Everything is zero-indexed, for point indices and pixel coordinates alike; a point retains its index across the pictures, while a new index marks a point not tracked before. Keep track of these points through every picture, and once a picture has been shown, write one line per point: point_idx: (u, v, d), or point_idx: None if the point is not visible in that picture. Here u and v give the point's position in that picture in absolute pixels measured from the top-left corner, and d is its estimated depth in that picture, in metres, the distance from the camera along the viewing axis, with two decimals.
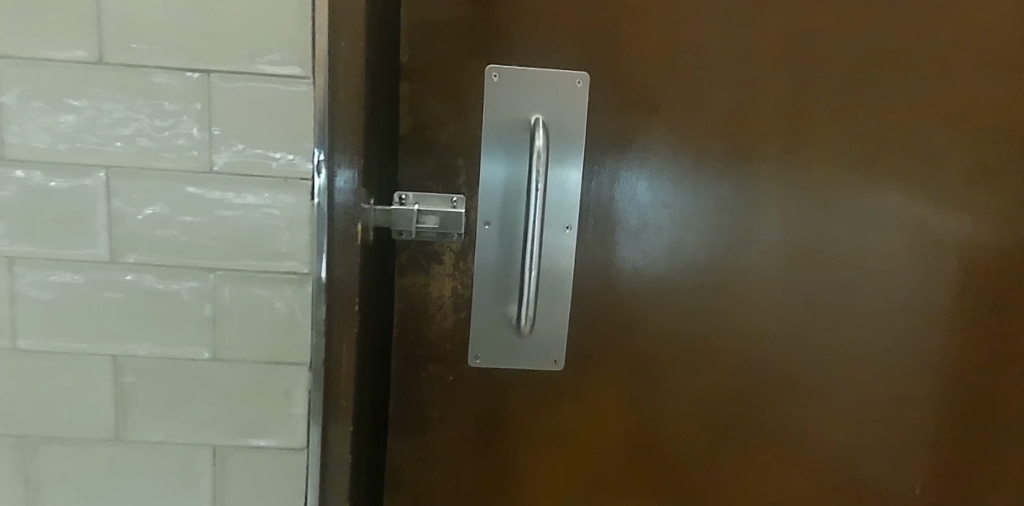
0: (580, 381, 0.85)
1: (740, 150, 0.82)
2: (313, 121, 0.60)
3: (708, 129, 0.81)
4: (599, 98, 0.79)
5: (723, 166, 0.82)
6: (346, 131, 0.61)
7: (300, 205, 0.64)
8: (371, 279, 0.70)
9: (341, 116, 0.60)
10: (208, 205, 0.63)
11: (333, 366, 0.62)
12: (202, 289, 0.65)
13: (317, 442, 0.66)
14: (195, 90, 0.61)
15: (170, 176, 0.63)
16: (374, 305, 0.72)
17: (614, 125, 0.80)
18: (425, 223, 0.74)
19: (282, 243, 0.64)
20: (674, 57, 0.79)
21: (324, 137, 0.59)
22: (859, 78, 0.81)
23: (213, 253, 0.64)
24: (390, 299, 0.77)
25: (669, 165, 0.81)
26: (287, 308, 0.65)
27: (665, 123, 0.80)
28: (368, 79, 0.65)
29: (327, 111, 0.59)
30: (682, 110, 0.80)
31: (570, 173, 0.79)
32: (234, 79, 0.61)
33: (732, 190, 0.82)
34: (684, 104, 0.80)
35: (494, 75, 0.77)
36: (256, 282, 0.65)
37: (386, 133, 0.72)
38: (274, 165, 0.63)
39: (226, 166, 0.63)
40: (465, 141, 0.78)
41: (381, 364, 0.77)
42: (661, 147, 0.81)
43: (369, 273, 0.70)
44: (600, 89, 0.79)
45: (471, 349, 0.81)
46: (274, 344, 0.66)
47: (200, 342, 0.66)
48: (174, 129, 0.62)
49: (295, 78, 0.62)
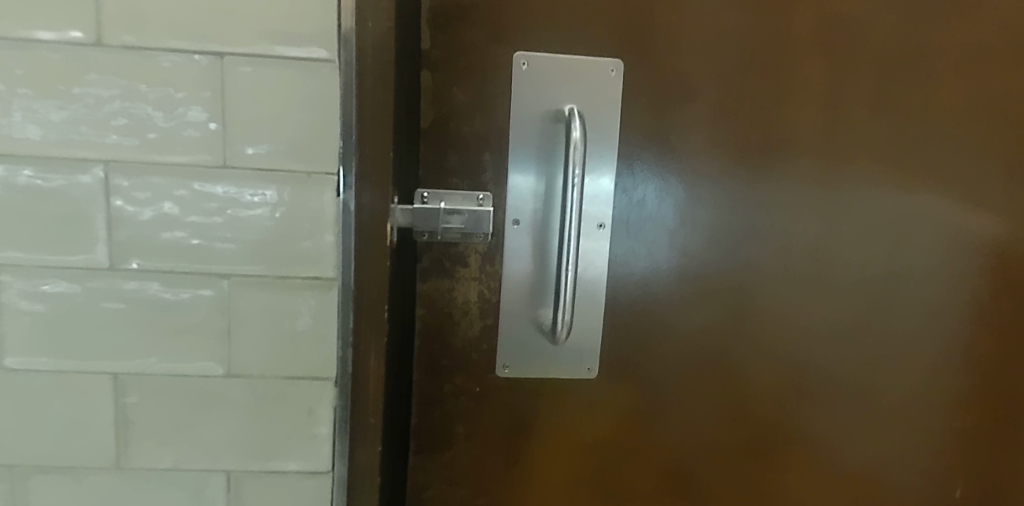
0: (612, 391, 0.80)
1: (777, 144, 0.78)
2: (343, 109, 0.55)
3: (746, 123, 0.77)
4: (633, 87, 0.74)
5: (763, 161, 0.78)
6: (377, 121, 0.55)
7: (323, 201, 0.58)
8: (395, 282, 0.65)
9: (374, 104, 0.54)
10: (221, 203, 0.57)
11: (363, 381, 0.56)
12: (215, 298, 0.58)
13: (344, 464, 0.60)
14: (206, 75, 0.55)
15: (177, 171, 0.56)
16: (399, 311, 0.67)
17: (649, 118, 0.75)
18: (453, 223, 0.71)
19: (305, 245, 0.58)
20: (711, 47, 0.75)
21: (355, 126, 0.54)
22: (898, 69, 0.78)
23: (226, 257, 0.58)
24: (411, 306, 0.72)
25: (705, 161, 0.77)
26: (310, 317, 0.59)
27: (701, 115, 0.76)
28: (397, 63, 0.60)
29: (358, 95, 0.54)
30: (719, 103, 0.76)
31: (604, 169, 0.75)
32: (249, 63, 0.55)
33: (772, 186, 0.78)
34: (721, 96, 0.76)
35: (523, 62, 0.72)
36: (276, 289, 0.58)
37: (411, 124, 0.67)
38: (296, 159, 0.57)
39: (241, 160, 0.57)
40: (492, 134, 0.73)
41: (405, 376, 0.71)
42: (698, 141, 0.76)
43: (393, 276, 0.65)
44: (634, 77, 0.74)
45: (499, 358, 0.76)
46: (296, 358, 0.60)
47: (214, 358, 0.59)
48: (182, 119, 0.56)
49: (319, 62, 0.56)
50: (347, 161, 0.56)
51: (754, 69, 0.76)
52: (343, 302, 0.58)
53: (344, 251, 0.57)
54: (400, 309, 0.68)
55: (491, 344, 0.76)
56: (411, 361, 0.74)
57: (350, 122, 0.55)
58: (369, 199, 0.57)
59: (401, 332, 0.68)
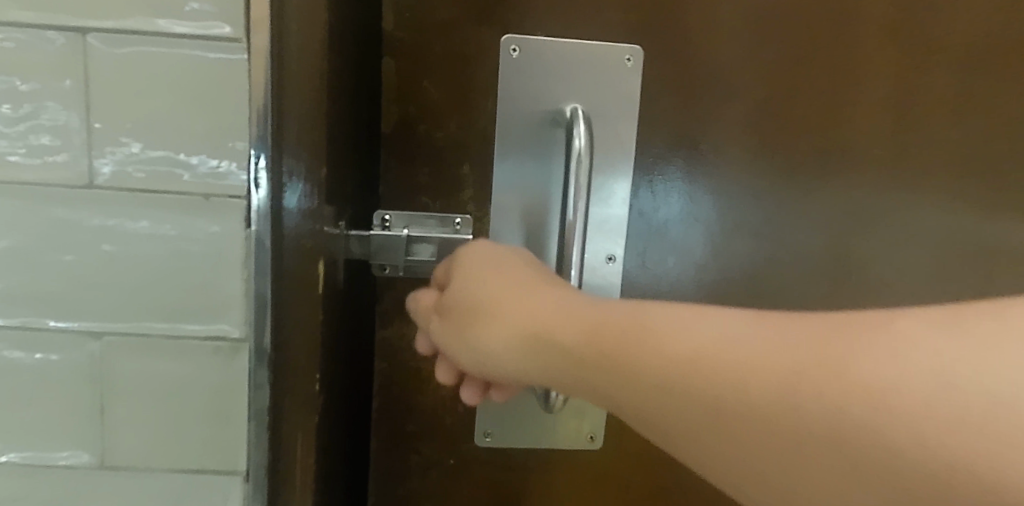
0: (620, 462, 0.63)
1: (842, 156, 0.60)
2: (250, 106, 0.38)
3: (801, 130, 0.59)
4: (654, 82, 0.58)
5: (823, 176, 0.60)
6: (301, 121, 0.40)
7: (230, 234, 0.42)
8: (338, 339, 0.49)
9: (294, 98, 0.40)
10: (88, 237, 0.41)
11: None
12: (80, 365, 0.42)
13: None
14: (63, 60, 0.39)
15: (26, 193, 0.40)
16: (344, 373, 0.51)
17: (672, 124, 0.59)
18: (419, 255, 0.54)
19: (205, 294, 0.42)
20: (755, 31, 0.58)
21: (267, 130, 0.39)
22: (1008, 59, 0.59)
23: (96, 311, 0.42)
24: (366, 359, 0.56)
25: (744, 177, 0.60)
26: (212, 389, 0.44)
27: (742, 117, 0.59)
28: (336, 44, 0.44)
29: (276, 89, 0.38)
30: (764, 104, 0.59)
31: (617, 185, 0.58)
32: (123, 42, 0.39)
33: (832, 210, 0.61)
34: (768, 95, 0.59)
35: (513, 48, 0.55)
36: (167, 351, 0.43)
37: (362, 127, 0.50)
38: (190, 177, 0.41)
39: (114, 178, 0.40)
40: (472, 141, 0.57)
41: (358, 448, 0.56)
42: (736, 151, 0.60)
43: (336, 329, 0.48)
44: (655, 70, 0.58)
45: (479, 423, 0.60)
46: (194, 444, 0.44)
47: (81, 445, 0.43)
48: (33, 121, 0.40)
49: (218, 41, 0.39)
50: (261, 179, 0.40)
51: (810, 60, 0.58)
52: (258, 372, 0.42)
53: (257, 302, 0.41)
54: (348, 369, 0.52)
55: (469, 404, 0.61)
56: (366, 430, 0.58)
57: (258, 125, 0.38)
58: (291, 230, 0.41)
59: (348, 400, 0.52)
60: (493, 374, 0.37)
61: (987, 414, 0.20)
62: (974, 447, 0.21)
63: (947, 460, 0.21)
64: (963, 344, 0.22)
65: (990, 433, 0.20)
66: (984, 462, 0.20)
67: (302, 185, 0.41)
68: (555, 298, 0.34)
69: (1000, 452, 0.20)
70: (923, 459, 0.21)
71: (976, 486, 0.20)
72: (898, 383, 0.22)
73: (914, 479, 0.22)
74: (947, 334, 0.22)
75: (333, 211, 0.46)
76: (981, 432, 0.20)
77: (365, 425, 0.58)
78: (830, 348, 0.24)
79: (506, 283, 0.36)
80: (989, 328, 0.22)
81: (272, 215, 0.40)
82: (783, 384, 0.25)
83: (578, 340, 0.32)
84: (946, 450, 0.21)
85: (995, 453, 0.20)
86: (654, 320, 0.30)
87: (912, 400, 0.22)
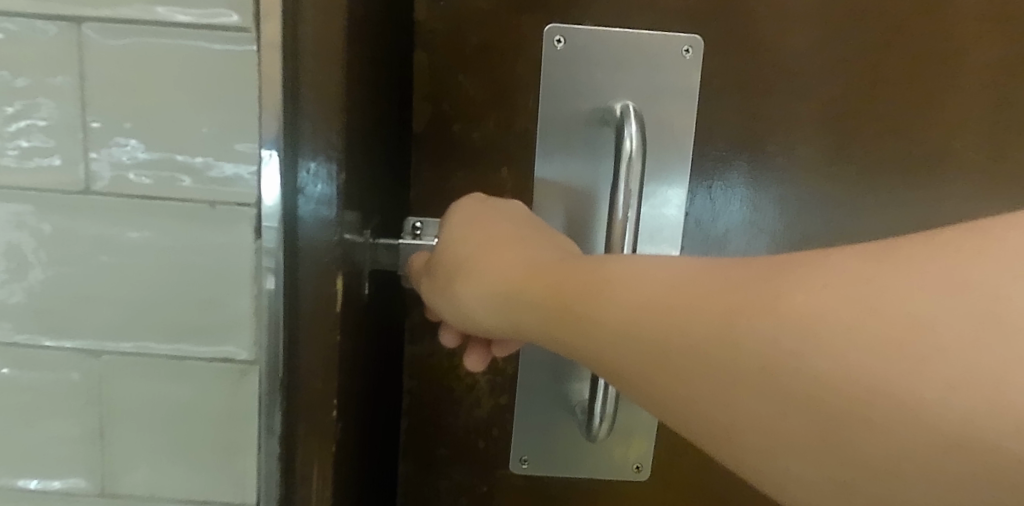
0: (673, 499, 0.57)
1: (950, 162, 0.50)
2: (262, 104, 0.34)
3: (894, 129, 0.50)
4: (721, 76, 0.50)
5: (893, 181, 0.51)
6: (318, 120, 0.35)
7: (236, 246, 0.38)
8: (366, 362, 0.44)
9: (311, 94, 0.35)
10: (86, 247, 0.38)
11: None
12: (81, 385, 0.39)
13: None
14: (57, 53, 0.35)
15: (22, 198, 0.37)
16: (370, 397, 0.46)
17: (742, 121, 0.50)
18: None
19: (210, 311, 0.38)
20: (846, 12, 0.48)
21: (279, 132, 0.34)
22: None
23: (97, 327, 0.39)
24: (393, 378, 0.52)
25: (824, 184, 0.51)
26: (218, 415, 0.40)
27: (825, 118, 0.50)
28: (364, 31, 0.38)
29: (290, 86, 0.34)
30: (852, 99, 0.50)
31: (673, 191, 0.51)
32: (120, 32, 0.35)
33: (899, 222, 0.51)
34: (853, 88, 0.49)
35: (557, 39, 0.49)
36: (169, 374, 0.39)
37: (391, 126, 0.46)
38: (192, 182, 0.37)
39: (112, 183, 0.37)
40: (511, 142, 0.51)
41: (383, 476, 0.52)
42: (814, 156, 0.51)
43: (364, 350, 0.43)
44: (723, 62, 0.49)
45: (515, 449, 0.55)
46: (198, 472, 0.40)
47: (84, 468, 0.40)
48: (26, 120, 0.36)
49: (221, 30, 0.35)
50: (274, 186, 0.35)
51: (917, 46, 0.48)
52: (267, 401, 0.38)
53: (269, 323, 0.37)
54: (375, 390, 0.47)
55: (506, 428, 0.55)
56: (393, 451, 0.54)
57: (270, 125, 0.34)
58: (304, 243, 0.36)
59: (374, 422, 0.48)
60: (477, 331, 0.33)
61: (934, 349, 0.17)
62: (920, 389, 0.17)
63: (899, 409, 0.17)
64: (915, 271, 0.18)
65: (936, 374, 0.16)
66: (935, 405, 0.17)
67: (320, 193, 0.35)
68: (515, 240, 0.31)
69: (951, 394, 0.16)
70: (872, 406, 0.18)
71: (928, 434, 0.17)
72: (832, 315, 0.18)
73: (864, 427, 0.18)
74: (894, 261, 0.18)
75: (359, 218, 0.41)
76: (927, 370, 0.17)
77: (391, 447, 0.53)
78: (759, 287, 0.21)
79: (471, 230, 0.33)
80: (956, 250, 0.17)
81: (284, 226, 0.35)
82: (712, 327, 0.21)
83: (528, 286, 0.28)
84: (887, 396, 0.17)
85: (937, 394, 0.16)
86: (603, 264, 0.27)
87: (833, 326, 0.18)
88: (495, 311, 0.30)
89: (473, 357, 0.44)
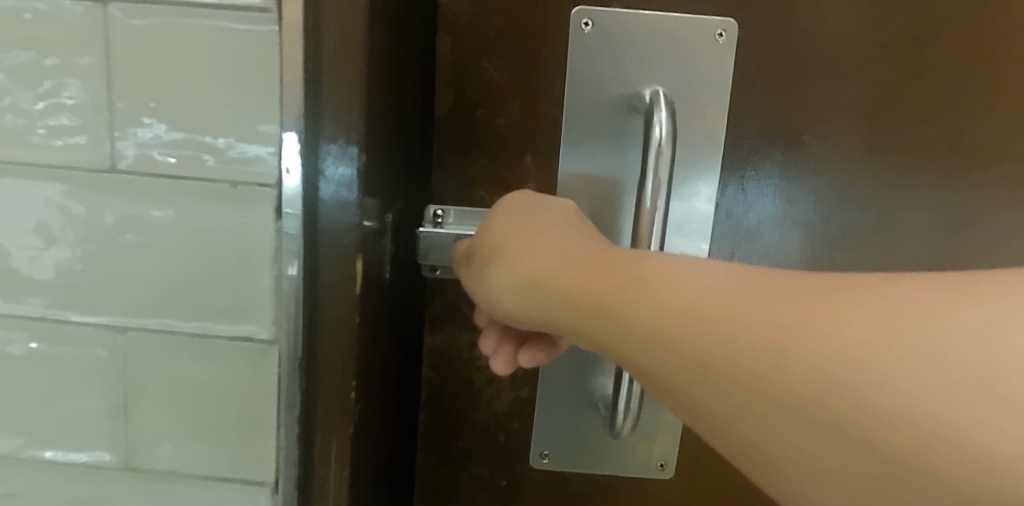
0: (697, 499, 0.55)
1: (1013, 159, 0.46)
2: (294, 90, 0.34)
3: (949, 123, 0.46)
4: (764, 63, 0.46)
5: (945, 181, 0.47)
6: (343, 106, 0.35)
7: (257, 227, 0.38)
8: (382, 349, 0.43)
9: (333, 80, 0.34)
10: (112, 224, 0.38)
11: None
12: (107, 360, 0.40)
13: None
14: (83, 33, 0.36)
15: (50, 176, 0.38)
16: (383, 390, 0.44)
17: (780, 113, 0.46)
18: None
19: (232, 291, 0.39)
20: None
21: (301, 120, 0.35)
22: None
23: (122, 304, 0.39)
24: (412, 369, 0.51)
25: (868, 177, 0.47)
26: (239, 395, 0.40)
27: (878, 109, 0.46)
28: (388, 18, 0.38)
29: (308, 77, 0.34)
30: (904, 92, 0.45)
31: (704, 182, 0.48)
32: (145, 11, 0.35)
33: (929, 226, 0.47)
34: (907, 81, 0.45)
35: (585, 22, 0.46)
36: (192, 352, 0.40)
37: (415, 112, 0.45)
38: (215, 161, 0.37)
39: (137, 162, 0.37)
40: (536, 129, 0.49)
41: (399, 467, 0.51)
42: (862, 147, 0.47)
43: (382, 339, 0.43)
44: (768, 47, 0.45)
45: (535, 442, 0.54)
46: (218, 449, 0.41)
47: (109, 442, 0.41)
48: (53, 99, 0.37)
49: (242, 10, 0.35)
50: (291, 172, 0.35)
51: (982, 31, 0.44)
52: (289, 382, 0.38)
53: (291, 304, 0.37)
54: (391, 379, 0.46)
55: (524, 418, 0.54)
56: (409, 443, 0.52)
57: (292, 112, 0.35)
58: (323, 230, 0.36)
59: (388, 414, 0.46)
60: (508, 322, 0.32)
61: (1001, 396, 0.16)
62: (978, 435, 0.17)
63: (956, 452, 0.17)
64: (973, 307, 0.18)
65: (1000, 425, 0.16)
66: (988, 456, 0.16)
67: (341, 176, 0.35)
68: (564, 231, 0.30)
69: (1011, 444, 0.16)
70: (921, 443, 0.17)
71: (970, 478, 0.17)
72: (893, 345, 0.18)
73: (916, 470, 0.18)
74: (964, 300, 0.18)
75: (382, 202, 0.40)
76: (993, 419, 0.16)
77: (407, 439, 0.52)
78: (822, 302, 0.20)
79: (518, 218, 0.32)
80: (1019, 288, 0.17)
81: (304, 211, 0.35)
82: (770, 344, 0.21)
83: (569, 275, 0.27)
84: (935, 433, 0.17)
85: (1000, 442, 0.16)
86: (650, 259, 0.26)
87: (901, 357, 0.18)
88: (526, 298, 0.29)
89: (501, 365, 0.40)
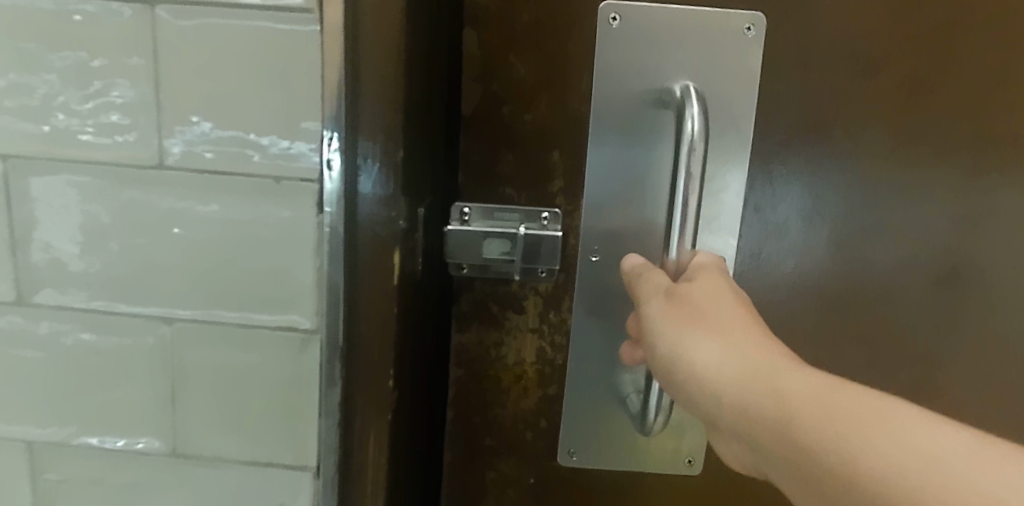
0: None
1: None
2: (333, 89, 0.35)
3: (980, 109, 0.45)
4: (796, 56, 0.45)
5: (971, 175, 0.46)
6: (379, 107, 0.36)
7: (299, 221, 0.39)
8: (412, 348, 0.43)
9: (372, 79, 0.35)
10: (160, 219, 0.40)
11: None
12: (154, 350, 0.42)
13: None
14: (131, 34, 0.37)
15: (100, 173, 0.39)
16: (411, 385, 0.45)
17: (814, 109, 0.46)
18: (489, 251, 0.47)
19: (275, 283, 0.40)
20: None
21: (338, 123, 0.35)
22: None
23: (170, 296, 0.41)
24: (438, 366, 0.51)
25: (900, 171, 0.46)
26: (282, 383, 0.41)
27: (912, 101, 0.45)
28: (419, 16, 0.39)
29: (347, 80, 0.34)
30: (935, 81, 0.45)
31: (733, 176, 0.47)
32: (191, 13, 0.36)
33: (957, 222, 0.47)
34: (938, 74, 0.45)
35: (612, 16, 0.45)
36: (236, 342, 0.41)
37: (440, 112, 0.44)
38: (258, 157, 0.38)
39: (183, 158, 0.39)
40: (564, 125, 0.48)
41: (426, 465, 0.51)
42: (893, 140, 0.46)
43: (411, 339, 0.43)
44: (800, 39, 0.45)
45: (562, 439, 0.54)
46: (261, 436, 0.42)
47: (156, 429, 0.43)
48: (101, 99, 0.38)
49: (285, 10, 0.36)
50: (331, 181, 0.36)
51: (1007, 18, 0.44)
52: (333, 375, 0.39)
53: (329, 297, 0.37)
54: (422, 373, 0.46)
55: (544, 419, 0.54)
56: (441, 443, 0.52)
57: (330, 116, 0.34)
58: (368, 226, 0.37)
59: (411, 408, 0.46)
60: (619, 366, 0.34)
61: None
62: None
63: None
64: None
65: None
66: None
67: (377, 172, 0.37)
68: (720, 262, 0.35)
69: None
70: None
71: None
72: None
73: None
74: None
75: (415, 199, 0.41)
76: None
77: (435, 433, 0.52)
78: None
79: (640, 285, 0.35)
80: None
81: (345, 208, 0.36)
82: None
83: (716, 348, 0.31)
84: None
85: None
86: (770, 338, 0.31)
87: None
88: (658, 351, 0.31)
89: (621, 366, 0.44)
